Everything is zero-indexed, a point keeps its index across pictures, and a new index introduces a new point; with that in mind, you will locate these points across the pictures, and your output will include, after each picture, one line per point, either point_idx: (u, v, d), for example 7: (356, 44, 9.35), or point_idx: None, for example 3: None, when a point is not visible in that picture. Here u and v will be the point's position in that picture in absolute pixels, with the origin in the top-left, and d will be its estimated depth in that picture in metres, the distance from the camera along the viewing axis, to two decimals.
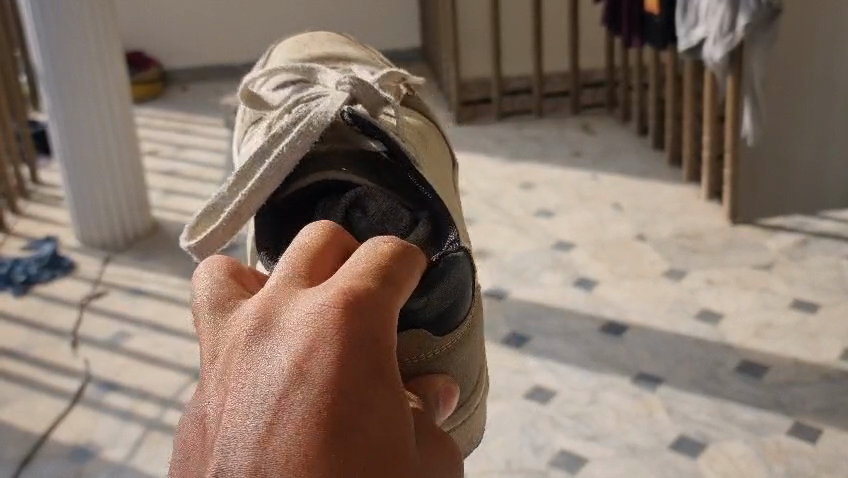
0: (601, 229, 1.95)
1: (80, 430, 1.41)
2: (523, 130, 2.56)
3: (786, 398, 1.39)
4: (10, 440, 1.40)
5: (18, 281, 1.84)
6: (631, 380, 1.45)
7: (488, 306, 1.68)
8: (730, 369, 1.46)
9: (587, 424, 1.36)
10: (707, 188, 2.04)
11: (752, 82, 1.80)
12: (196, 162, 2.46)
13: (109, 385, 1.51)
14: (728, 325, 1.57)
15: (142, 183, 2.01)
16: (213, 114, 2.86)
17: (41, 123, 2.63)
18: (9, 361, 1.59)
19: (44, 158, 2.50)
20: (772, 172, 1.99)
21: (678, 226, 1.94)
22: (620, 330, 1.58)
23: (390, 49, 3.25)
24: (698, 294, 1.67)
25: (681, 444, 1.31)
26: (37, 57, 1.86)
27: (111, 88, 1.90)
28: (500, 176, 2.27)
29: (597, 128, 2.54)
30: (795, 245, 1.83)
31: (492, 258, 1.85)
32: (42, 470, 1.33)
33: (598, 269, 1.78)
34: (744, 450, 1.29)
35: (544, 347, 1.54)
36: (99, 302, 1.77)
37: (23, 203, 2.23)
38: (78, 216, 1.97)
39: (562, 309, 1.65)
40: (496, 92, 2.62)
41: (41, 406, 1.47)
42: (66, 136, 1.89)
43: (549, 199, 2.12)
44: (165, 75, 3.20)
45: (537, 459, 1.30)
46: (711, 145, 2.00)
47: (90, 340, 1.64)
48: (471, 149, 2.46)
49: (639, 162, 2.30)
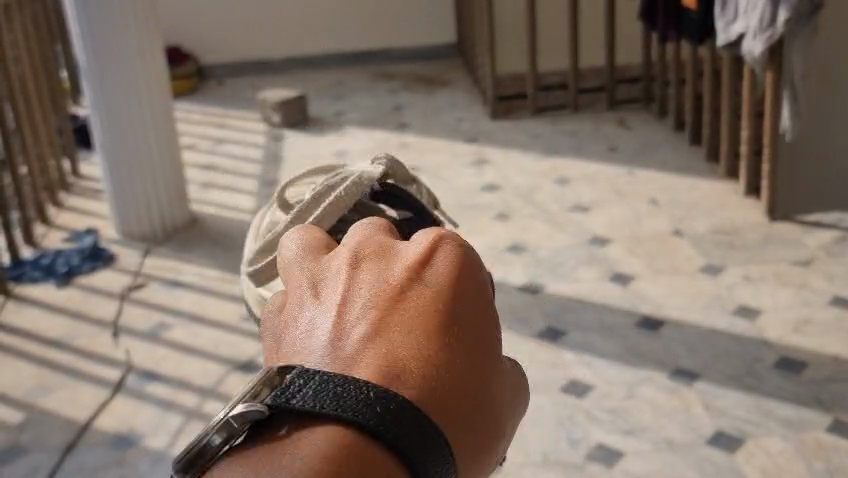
0: (638, 223, 1.95)
1: (121, 418, 1.43)
2: (559, 125, 2.56)
3: (825, 394, 1.38)
4: (55, 426, 1.43)
5: (61, 272, 1.87)
6: (668, 374, 1.45)
7: (523, 299, 1.69)
8: (769, 365, 1.45)
9: (624, 418, 1.36)
10: (745, 181, 2.02)
11: (792, 76, 1.76)
12: (235, 156, 2.49)
13: (149, 373, 1.53)
14: (766, 321, 1.57)
15: (182, 176, 2.03)
16: (249, 108, 2.89)
17: (81, 117, 2.67)
18: (53, 350, 1.62)
19: (85, 152, 2.54)
20: (811, 166, 1.98)
21: (715, 221, 1.93)
22: (656, 324, 1.58)
23: (425, 44, 3.26)
24: (736, 289, 1.67)
25: (718, 439, 1.30)
26: (80, 53, 1.89)
27: (152, 83, 1.93)
28: (535, 171, 2.28)
29: (633, 123, 2.53)
30: (834, 241, 1.81)
31: (526, 252, 1.86)
32: (86, 457, 1.36)
33: (635, 263, 1.78)
34: (783, 446, 1.28)
35: (580, 341, 1.55)
36: (138, 294, 1.79)
37: (65, 196, 2.27)
38: (118, 208, 2.00)
39: (599, 303, 1.65)
40: (531, 87, 2.62)
41: (84, 394, 1.50)
42: (108, 129, 1.92)
43: (584, 195, 2.11)
44: (203, 70, 3.23)
45: (574, 452, 1.30)
46: (749, 141, 1.99)
47: (131, 330, 1.67)
48: (506, 144, 2.46)
49: (676, 156, 2.29)
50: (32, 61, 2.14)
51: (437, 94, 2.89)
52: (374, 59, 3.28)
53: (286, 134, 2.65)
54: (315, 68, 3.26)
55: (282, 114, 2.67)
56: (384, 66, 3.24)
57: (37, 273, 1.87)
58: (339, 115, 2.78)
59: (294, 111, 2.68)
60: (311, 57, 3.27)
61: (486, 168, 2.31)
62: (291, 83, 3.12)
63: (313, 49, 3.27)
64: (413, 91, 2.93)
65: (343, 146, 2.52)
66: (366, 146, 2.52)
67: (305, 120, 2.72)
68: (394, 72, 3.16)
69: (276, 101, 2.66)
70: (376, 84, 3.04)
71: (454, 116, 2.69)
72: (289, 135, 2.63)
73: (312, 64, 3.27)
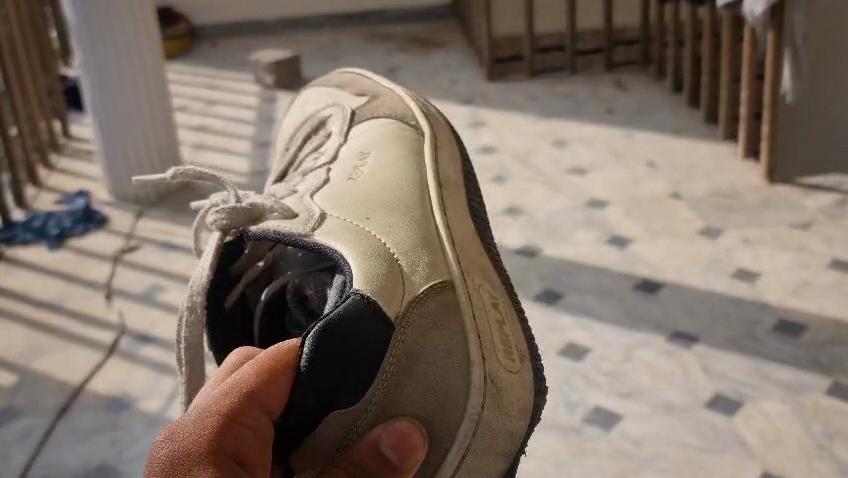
0: (636, 186, 1.93)
1: (116, 381, 1.42)
2: (556, 87, 2.54)
3: (824, 358, 1.37)
4: (48, 389, 1.42)
5: (54, 234, 1.85)
6: (667, 338, 1.44)
7: (521, 262, 1.68)
8: (768, 328, 1.44)
9: (622, 381, 1.35)
10: (745, 145, 2.00)
11: (794, 38, 1.76)
12: (228, 117, 2.46)
13: (143, 336, 1.52)
14: (766, 284, 1.55)
15: (174, 139, 2.00)
16: (243, 69, 2.85)
17: (72, 78, 2.63)
18: (46, 313, 1.61)
19: (76, 113, 2.51)
20: (808, 126, 1.94)
21: (714, 184, 1.92)
22: (656, 288, 1.57)
23: (420, 4, 3.21)
24: (735, 253, 1.65)
25: (717, 402, 1.30)
26: (71, 13, 1.85)
27: (144, 44, 1.89)
28: (532, 133, 2.25)
29: (631, 85, 2.50)
30: (833, 204, 1.80)
31: (524, 216, 1.84)
32: (80, 420, 1.35)
33: (633, 226, 1.76)
34: (782, 409, 1.27)
35: (578, 304, 1.54)
36: (133, 257, 1.77)
37: (57, 157, 2.24)
38: (111, 172, 1.97)
39: (598, 266, 1.64)
40: (528, 49, 2.58)
41: (79, 357, 1.48)
42: (99, 91, 1.89)
43: (581, 157, 2.10)
44: (195, 31, 3.19)
45: (572, 415, 1.30)
46: (748, 103, 1.95)
47: (125, 292, 1.65)
48: (503, 106, 2.43)
49: (673, 119, 2.27)
50: (22, 20, 2.10)
51: (433, 56, 2.85)
52: (369, 19, 3.23)
53: (280, 95, 2.61)
54: (308, 28, 3.22)
55: (275, 76, 2.64)
56: (379, 26, 3.19)
57: (29, 236, 1.85)
58: None
59: (288, 72, 2.64)
60: (304, 17, 3.22)
61: (482, 130, 2.29)
62: (286, 44, 3.07)
63: (308, 9, 3.23)
64: (408, 53, 2.89)
65: None
66: None
67: (299, 81, 2.69)
68: (388, 33, 3.12)
69: (269, 63, 2.63)
70: (370, 45, 3.01)
71: (450, 77, 2.67)
72: (283, 96, 2.60)
73: (305, 24, 3.22)
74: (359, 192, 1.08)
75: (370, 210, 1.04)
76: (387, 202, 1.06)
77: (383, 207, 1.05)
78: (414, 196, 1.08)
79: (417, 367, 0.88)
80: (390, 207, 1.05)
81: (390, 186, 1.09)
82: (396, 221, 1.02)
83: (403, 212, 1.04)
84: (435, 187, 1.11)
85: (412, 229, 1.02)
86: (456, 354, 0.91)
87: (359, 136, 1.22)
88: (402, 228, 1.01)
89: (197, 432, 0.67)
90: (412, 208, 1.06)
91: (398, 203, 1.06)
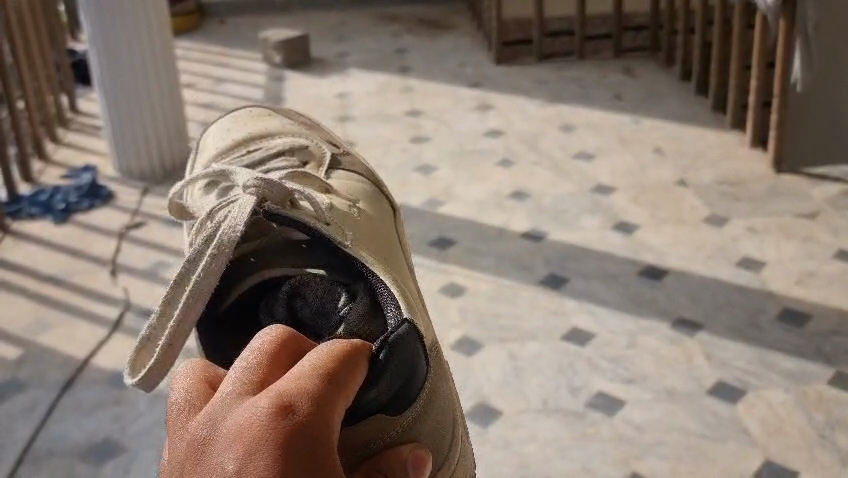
0: (642, 173, 1.93)
1: (119, 357, 1.42)
2: (565, 72, 2.53)
3: (828, 348, 1.37)
4: (52, 363, 1.42)
5: (59, 209, 1.85)
6: (671, 324, 1.44)
7: (525, 246, 1.67)
8: (771, 317, 1.44)
9: (625, 366, 1.35)
10: (752, 134, 1.99)
11: (805, 27, 1.77)
12: (235, 96, 2.46)
13: (147, 312, 1.52)
14: (771, 272, 1.55)
15: (182, 114, 1.99)
16: (250, 47, 2.84)
17: (80, 53, 2.64)
18: (51, 286, 1.61)
19: (83, 88, 2.50)
20: (819, 112, 1.87)
21: (721, 172, 1.91)
22: (660, 274, 1.57)
23: None
24: (740, 241, 1.65)
25: (720, 390, 1.30)
26: None
27: (152, 20, 1.89)
28: (539, 118, 2.25)
29: (639, 72, 2.49)
30: (841, 195, 1.80)
31: (530, 200, 1.84)
32: (83, 394, 1.35)
33: (638, 213, 1.76)
34: (784, 398, 1.27)
35: (581, 290, 1.54)
36: (138, 233, 1.77)
37: (64, 132, 2.24)
38: (118, 146, 1.97)
39: (603, 252, 1.64)
40: (537, 33, 2.57)
41: (83, 331, 1.49)
42: (106, 66, 1.89)
43: (588, 142, 2.09)
44: (204, 8, 3.18)
45: (575, 399, 1.30)
46: (758, 92, 1.94)
47: (129, 268, 1.65)
48: (511, 90, 2.43)
49: (683, 106, 2.26)
50: None
51: (442, 38, 2.84)
52: None
53: (288, 74, 2.61)
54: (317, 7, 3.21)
55: (283, 55, 2.63)
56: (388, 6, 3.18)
57: (35, 209, 1.86)
58: (342, 56, 2.74)
59: (296, 51, 2.64)
60: None
61: (490, 113, 2.28)
62: (295, 23, 3.07)
63: None
64: (417, 35, 2.89)
65: (344, 88, 2.49)
66: (368, 89, 2.49)
67: (307, 60, 2.68)
68: (398, 14, 3.10)
69: (278, 42, 2.62)
70: (379, 26, 3.00)
71: (459, 60, 2.66)
72: (291, 76, 2.60)
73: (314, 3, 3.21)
74: (360, 223, 0.91)
75: (368, 237, 0.89)
76: (381, 241, 0.92)
77: (381, 246, 0.90)
78: (393, 247, 0.96)
79: (434, 401, 0.71)
80: (385, 251, 0.91)
81: (381, 232, 0.94)
82: (393, 264, 0.89)
83: (395, 262, 0.91)
84: (403, 254, 0.99)
85: (405, 278, 0.89)
86: (450, 410, 0.76)
87: (337, 180, 1.03)
88: (399, 273, 0.89)
89: (294, 397, 0.54)
90: (397, 262, 0.93)
91: (389, 249, 0.93)
